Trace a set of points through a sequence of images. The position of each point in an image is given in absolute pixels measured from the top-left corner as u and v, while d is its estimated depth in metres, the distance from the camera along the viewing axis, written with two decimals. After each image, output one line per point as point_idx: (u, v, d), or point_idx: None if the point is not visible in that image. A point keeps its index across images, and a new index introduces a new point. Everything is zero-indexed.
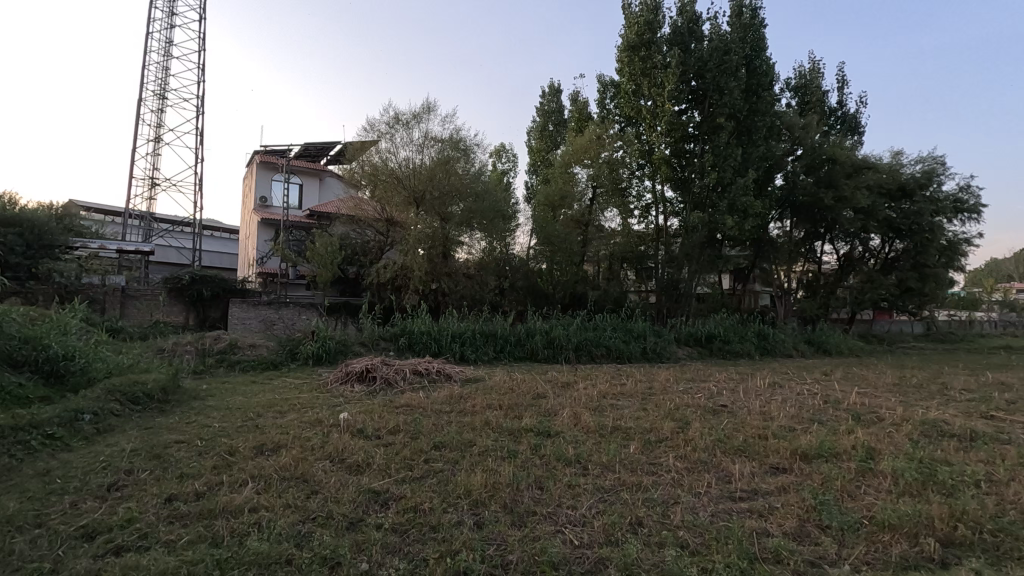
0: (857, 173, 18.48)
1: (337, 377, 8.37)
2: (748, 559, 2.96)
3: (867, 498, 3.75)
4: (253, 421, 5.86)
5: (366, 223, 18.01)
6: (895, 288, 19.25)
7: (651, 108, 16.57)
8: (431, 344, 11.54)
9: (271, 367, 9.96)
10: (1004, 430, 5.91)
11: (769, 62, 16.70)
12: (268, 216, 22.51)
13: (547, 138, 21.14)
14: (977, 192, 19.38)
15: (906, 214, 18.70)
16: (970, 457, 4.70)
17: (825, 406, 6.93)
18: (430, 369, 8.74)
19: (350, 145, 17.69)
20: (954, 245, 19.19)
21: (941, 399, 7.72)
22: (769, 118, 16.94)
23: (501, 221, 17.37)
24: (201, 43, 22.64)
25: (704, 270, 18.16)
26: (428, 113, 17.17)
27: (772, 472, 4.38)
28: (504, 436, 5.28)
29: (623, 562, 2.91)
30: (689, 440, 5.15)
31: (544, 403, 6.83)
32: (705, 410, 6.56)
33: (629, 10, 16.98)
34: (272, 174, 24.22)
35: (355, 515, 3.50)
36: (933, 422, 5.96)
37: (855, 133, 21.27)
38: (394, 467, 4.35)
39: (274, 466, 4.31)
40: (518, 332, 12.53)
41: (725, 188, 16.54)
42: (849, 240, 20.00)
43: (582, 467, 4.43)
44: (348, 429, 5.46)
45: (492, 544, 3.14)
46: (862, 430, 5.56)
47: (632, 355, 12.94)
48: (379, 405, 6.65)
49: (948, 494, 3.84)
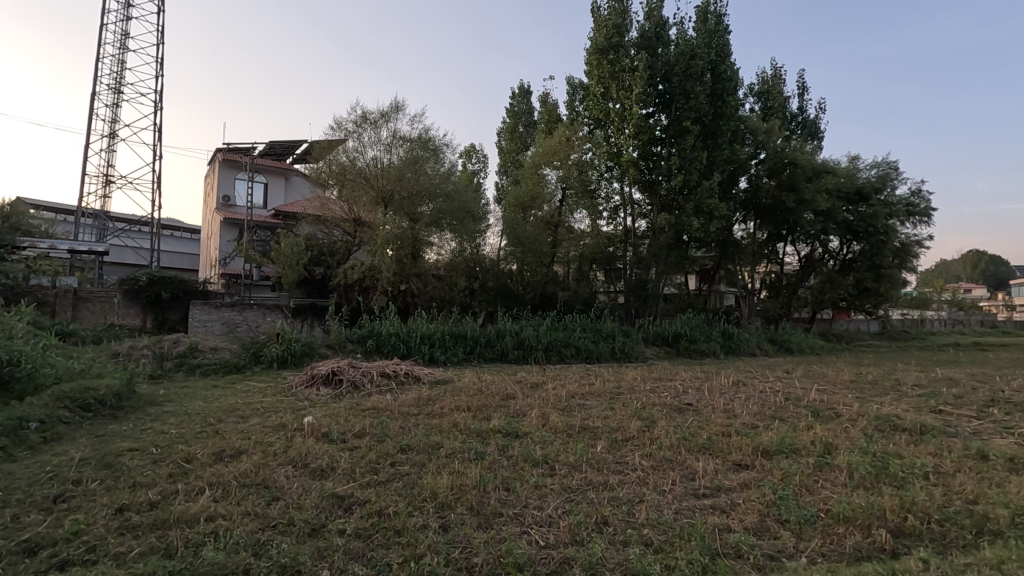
0: (817, 177, 19.07)
1: (302, 381, 8.17)
2: (709, 555, 3.01)
3: (824, 492, 3.87)
4: (212, 427, 5.67)
5: (334, 223, 17.70)
6: (853, 288, 19.94)
7: (620, 110, 16.75)
8: (400, 345, 11.42)
9: (233, 370, 9.70)
10: (952, 423, 6.18)
11: (733, 68, 17.04)
12: (231, 216, 21.93)
13: (518, 139, 21.23)
14: (927, 196, 20.26)
15: (863, 217, 19.38)
16: (919, 450, 4.90)
17: (787, 404, 7.11)
18: (398, 371, 8.63)
19: (317, 143, 17.41)
20: (908, 247, 19.93)
21: (893, 394, 8.04)
22: (733, 122, 17.28)
23: (470, 221, 17.39)
24: (160, 35, 21.90)
25: (671, 271, 18.52)
26: (397, 112, 16.98)
27: (734, 468, 4.48)
28: (472, 437, 5.27)
29: (588, 562, 2.91)
30: (655, 439, 5.20)
31: (512, 403, 6.86)
32: (671, 409, 6.65)
33: (598, 13, 17.20)
34: (236, 173, 23.63)
35: (317, 521, 3.42)
36: (887, 418, 6.18)
37: (815, 138, 21.94)
38: (360, 471, 4.28)
39: (234, 472, 4.18)
40: (488, 334, 12.49)
41: (691, 191, 16.92)
42: (810, 241, 20.58)
43: (550, 467, 4.44)
44: (313, 433, 5.36)
45: (458, 547, 3.11)
46: (820, 426, 5.74)
47: (601, 355, 13.05)
48: (345, 408, 6.53)
49: (899, 487, 3.99)
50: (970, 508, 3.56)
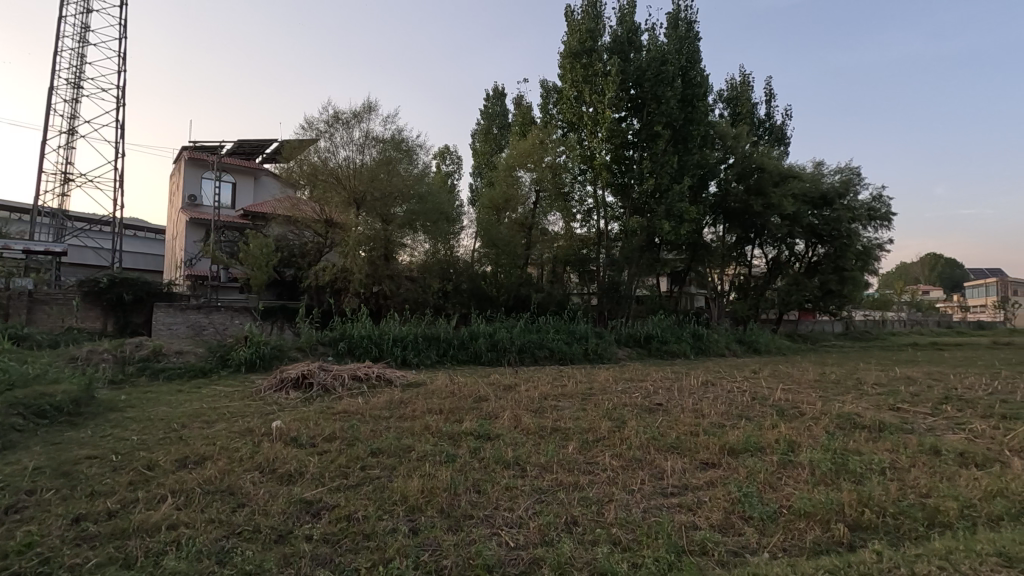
0: (784, 181, 19.59)
1: (271, 385, 8.01)
2: (676, 552, 3.07)
3: (787, 488, 3.98)
4: (176, 433, 5.54)
5: (304, 224, 17.42)
6: (818, 290, 20.51)
7: (593, 114, 16.90)
8: (372, 348, 11.30)
9: (198, 374, 9.44)
10: (908, 420, 6.43)
11: (703, 73, 17.39)
12: (197, 217, 21.39)
13: (492, 141, 21.29)
14: (888, 201, 21.02)
15: (827, 221, 20.00)
16: (878, 446, 5.08)
17: (753, 403, 7.29)
18: (370, 374, 8.55)
19: (287, 143, 17.15)
20: (870, 251, 20.64)
21: (855, 393, 8.32)
22: (704, 127, 17.61)
23: (444, 223, 17.37)
24: (122, 29, 21.22)
25: (643, 273, 18.81)
26: (369, 113, 16.84)
27: (701, 467, 4.57)
28: (444, 440, 5.25)
29: (556, 562, 2.94)
30: (625, 438, 5.29)
31: (485, 405, 6.86)
32: (641, 409, 6.76)
33: (572, 17, 17.37)
34: (203, 173, 23.05)
35: (284, 527, 3.37)
36: (848, 415, 6.40)
37: (782, 144, 22.50)
38: (329, 475, 4.23)
39: (198, 479, 4.08)
40: (461, 335, 12.47)
41: (663, 195, 17.22)
42: (777, 244, 21.13)
43: (521, 468, 4.48)
44: (281, 437, 5.27)
45: (427, 549, 3.11)
46: (785, 425, 5.89)
47: (574, 356, 13.17)
48: (315, 412, 6.44)
49: (857, 482, 4.14)
50: (923, 501, 3.71)
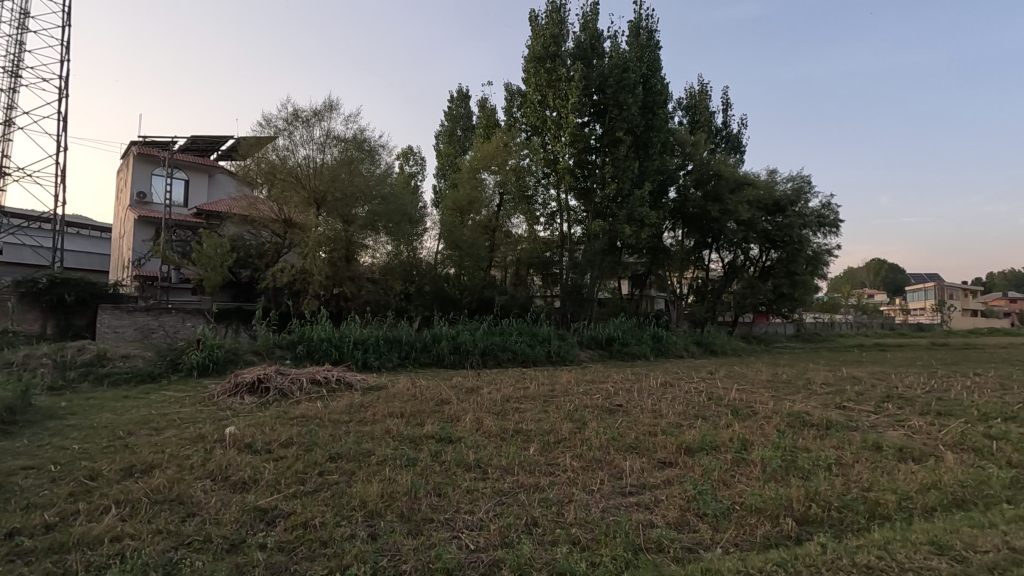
0: (739, 188, 20.28)
1: (225, 390, 7.75)
2: (633, 549, 3.14)
3: (740, 485, 4.11)
4: (121, 441, 5.29)
5: (262, 224, 16.98)
6: (771, 293, 21.23)
7: (556, 119, 17.08)
8: (332, 351, 11.10)
9: (146, 379, 9.04)
10: (853, 418, 6.74)
11: (663, 81, 17.82)
12: (146, 215, 20.48)
13: (456, 142, 21.23)
14: (836, 208, 22.01)
15: (780, 227, 20.77)
16: (825, 443, 5.31)
17: (709, 403, 7.49)
18: (329, 378, 8.38)
19: (244, 140, 16.66)
20: (819, 256, 21.55)
21: (805, 393, 8.67)
22: (664, 134, 18.03)
23: (407, 224, 17.23)
24: (65, 17, 20.18)
25: (605, 276, 19.06)
26: (330, 111, 16.53)
27: (659, 467, 4.67)
28: (405, 444, 5.20)
29: (516, 563, 2.97)
30: (585, 439, 5.37)
31: (447, 408, 6.82)
32: (602, 410, 6.87)
33: (536, 22, 17.51)
34: (153, 169, 22.14)
35: (237, 536, 3.27)
36: (798, 414, 6.66)
37: (738, 151, 23.27)
38: (285, 482, 4.13)
39: (145, 489, 3.91)
40: (424, 338, 12.36)
41: (624, 199, 17.52)
42: (733, 249, 21.84)
43: (482, 471, 4.48)
44: (235, 444, 5.10)
45: (386, 554, 3.07)
46: (739, 424, 6.10)
47: (537, 359, 13.26)
48: (271, 417, 6.26)
49: (805, 478, 4.32)
50: (865, 495, 3.91)
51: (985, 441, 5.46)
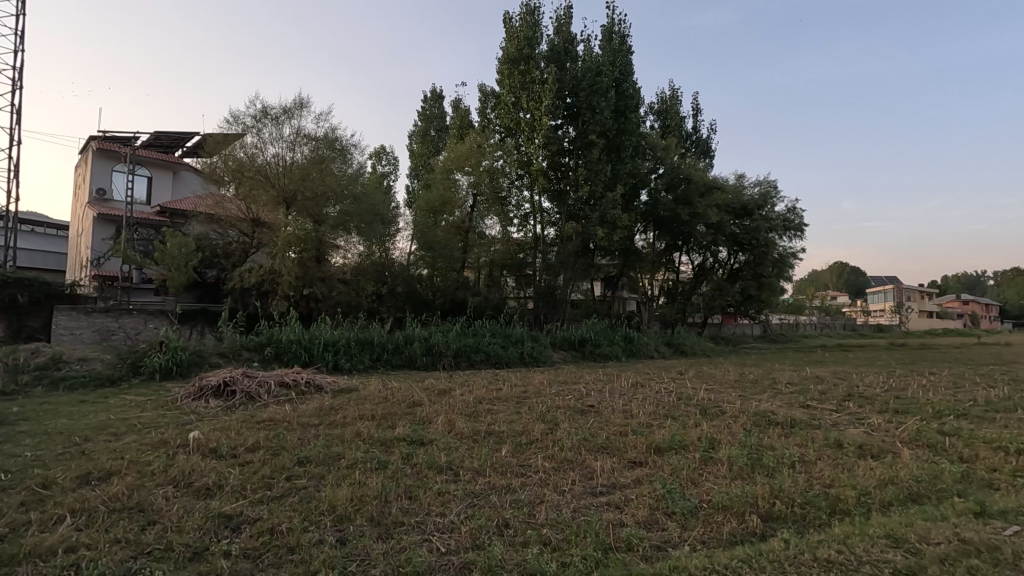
0: (709, 192, 20.69)
1: (188, 394, 7.53)
2: (603, 549, 3.18)
3: (707, 484, 4.19)
4: (77, 447, 5.08)
5: (229, 223, 16.58)
6: (739, 295, 21.69)
7: (530, 120, 17.13)
8: (301, 353, 10.91)
9: (105, 383, 8.72)
10: (815, 417, 6.95)
11: (635, 86, 18.05)
12: (107, 213, 19.79)
13: (429, 143, 21.12)
14: (801, 213, 22.63)
15: (747, 230, 21.27)
16: (789, 441, 5.45)
17: (679, 403, 7.62)
18: (298, 380, 8.22)
19: (211, 137, 16.26)
20: (785, 259, 22.10)
21: (771, 392, 8.89)
22: (635, 138, 18.26)
23: (380, 225, 17.04)
24: (19, 6, 19.32)
25: (578, 278, 19.19)
26: (301, 109, 16.24)
27: (629, 466, 4.72)
28: (375, 447, 5.13)
29: (487, 564, 2.96)
30: (557, 440, 5.40)
31: (419, 410, 6.77)
32: (574, 411, 6.93)
33: (510, 23, 17.55)
34: (113, 165, 21.37)
35: (200, 544, 3.19)
36: (764, 413, 6.83)
37: (707, 156, 23.73)
38: (251, 487, 4.03)
39: (102, 497, 3.77)
40: (396, 339, 12.25)
41: (597, 202, 17.68)
42: (702, 252, 22.27)
43: (454, 473, 4.46)
44: (198, 449, 4.96)
45: (356, 559, 3.03)
46: (707, 423, 6.22)
47: (510, 360, 13.27)
48: (237, 421, 6.10)
49: (770, 475, 4.44)
50: (826, 491, 4.03)
51: (938, 438, 5.70)
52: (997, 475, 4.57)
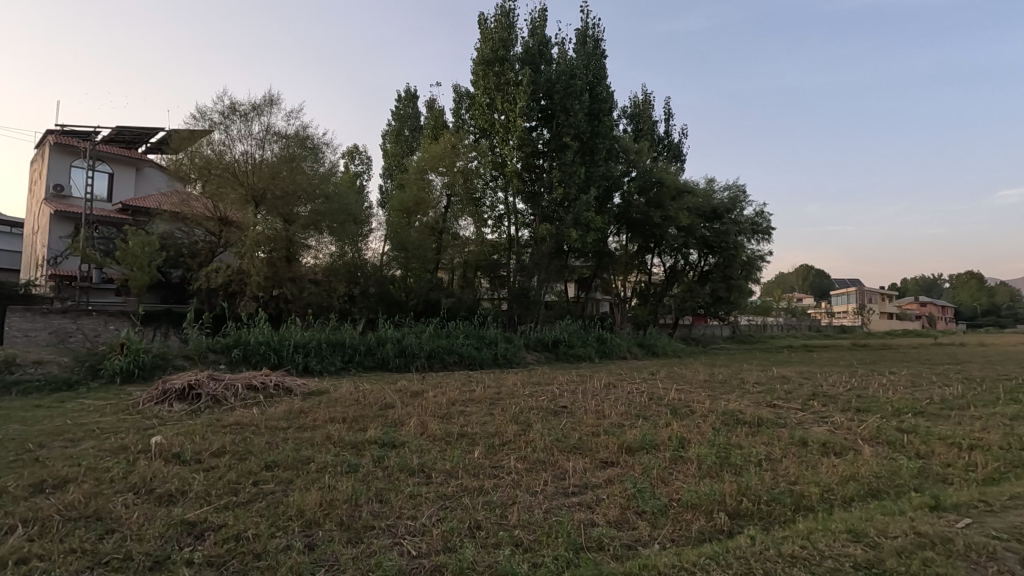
0: (680, 195, 21.04)
1: (151, 397, 7.29)
2: (574, 549, 3.19)
3: (677, 483, 4.26)
4: (31, 454, 4.87)
5: (195, 222, 16.15)
6: (709, 297, 22.13)
7: (504, 122, 17.14)
8: (270, 355, 10.68)
9: (62, 387, 8.39)
10: (781, 415, 7.13)
11: (609, 90, 18.25)
12: (65, 210, 19.08)
13: (403, 142, 20.96)
14: (768, 217, 23.22)
15: (717, 233, 21.71)
16: (756, 440, 5.58)
17: (650, 403, 7.72)
18: (267, 383, 8.04)
19: (176, 133, 15.81)
20: (753, 262, 22.63)
21: (739, 392, 9.09)
22: (609, 141, 18.44)
23: (352, 225, 16.82)
24: None
25: (552, 279, 19.29)
26: (271, 106, 15.92)
27: (601, 466, 4.76)
28: (346, 450, 5.06)
29: (458, 567, 2.95)
30: (530, 441, 5.40)
31: (391, 413, 6.70)
32: (548, 411, 6.96)
33: (485, 25, 17.55)
34: (72, 160, 20.60)
35: (161, 552, 3.09)
36: (732, 412, 6.98)
37: (679, 160, 24.13)
38: (216, 493, 3.93)
39: (56, 505, 3.62)
40: (368, 341, 12.09)
41: (571, 204, 17.78)
42: (674, 254, 22.62)
43: (426, 475, 4.42)
44: (161, 454, 4.81)
45: (324, 565, 2.98)
46: (678, 423, 6.32)
47: (483, 362, 13.25)
48: (202, 425, 5.94)
49: (737, 473, 4.53)
50: (791, 488, 4.13)
51: (897, 435, 5.91)
52: (951, 470, 4.76)
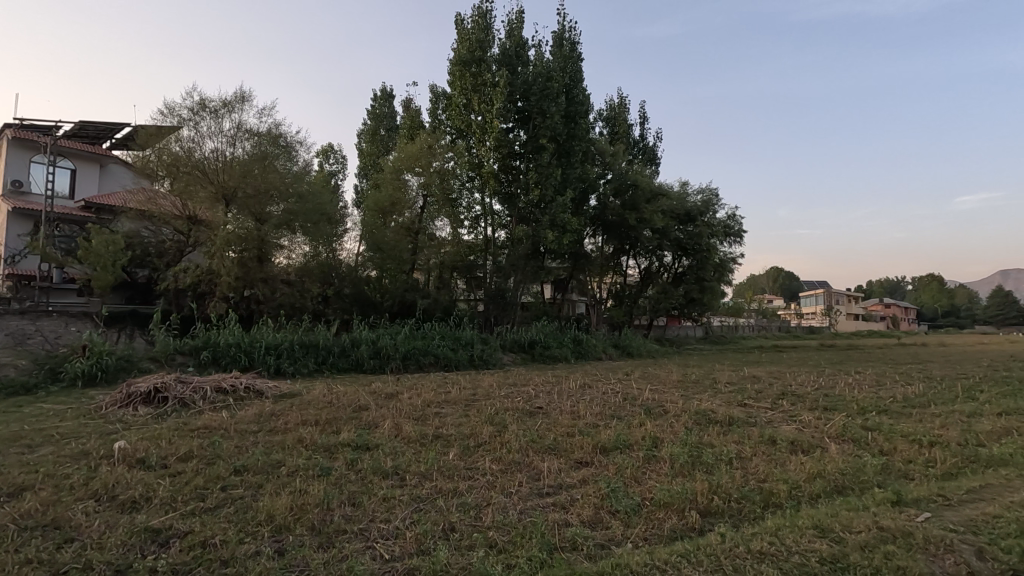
0: (654, 198, 21.31)
1: (114, 401, 7.05)
2: (548, 549, 3.20)
3: (649, 482, 4.31)
4: None
5: (162, 221, 15.71)
6: (682, 298, 22.47)
7: (481, 123, 17.12)
8: (240, 357, 10.45)
9: (19, 391, 8.07)
10: (752, 414, 7.28)
11: (585, 93, 18.39)
12: (24, 207, 18.37)
13: (378, 142, 20.75)
14: (740, 220, 23.69)
15: (691, 236, 22.06)
16: (727, 438, 5.69)
17: (624, 403, 7.80)
18: (237, 385, 7.86)
19: (143, 129, 15.39)
20: (725, 264, 23.06)
21: (710, 391, 9.25)
22: (585, 144, 18.55)
23: (326, 224, 16.58)
24: None
25: (528, 280, 19.31)
26: (242, 103, 15.61)
27: (575, 467, 4.79)
28: (319, 453, 4.98)
29: (432, 568, 2.94)
30: (505, 442, 5.40)
31: (364, 415, 6.61)
32: (523, 413, 6.96)
33: (462, 25, 17.52)
34: (32, 156, 19.84)
35: (123, 561, 2.99)
36: (704, 412, 7.09)
37: (653, 163, 24.44)
38: (182, 499, 3.83)
39: (11, 514, 3.48)
40: (342, 342, 11.92)
41: (547, 205, 17.81)
42: (648, 256, 22.90)
43: (400, 478, 4.39)
44: (124, 460, 4.66)
45: (294, 571, 2.92)
46: (651, 422, 6.40)
47: (459, 363, 13.20)
48: (168, 429, 5.77)
49: (709, 472, 4.59)
50: (761, 486, 4.21)
51: (862, 433, 6.08)
52: (912, 466, 4.92)
